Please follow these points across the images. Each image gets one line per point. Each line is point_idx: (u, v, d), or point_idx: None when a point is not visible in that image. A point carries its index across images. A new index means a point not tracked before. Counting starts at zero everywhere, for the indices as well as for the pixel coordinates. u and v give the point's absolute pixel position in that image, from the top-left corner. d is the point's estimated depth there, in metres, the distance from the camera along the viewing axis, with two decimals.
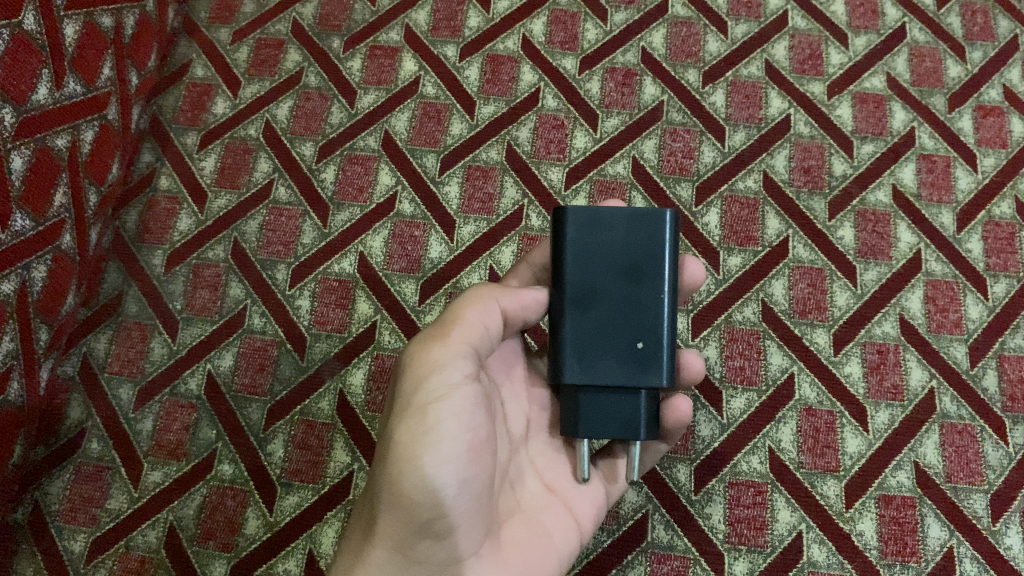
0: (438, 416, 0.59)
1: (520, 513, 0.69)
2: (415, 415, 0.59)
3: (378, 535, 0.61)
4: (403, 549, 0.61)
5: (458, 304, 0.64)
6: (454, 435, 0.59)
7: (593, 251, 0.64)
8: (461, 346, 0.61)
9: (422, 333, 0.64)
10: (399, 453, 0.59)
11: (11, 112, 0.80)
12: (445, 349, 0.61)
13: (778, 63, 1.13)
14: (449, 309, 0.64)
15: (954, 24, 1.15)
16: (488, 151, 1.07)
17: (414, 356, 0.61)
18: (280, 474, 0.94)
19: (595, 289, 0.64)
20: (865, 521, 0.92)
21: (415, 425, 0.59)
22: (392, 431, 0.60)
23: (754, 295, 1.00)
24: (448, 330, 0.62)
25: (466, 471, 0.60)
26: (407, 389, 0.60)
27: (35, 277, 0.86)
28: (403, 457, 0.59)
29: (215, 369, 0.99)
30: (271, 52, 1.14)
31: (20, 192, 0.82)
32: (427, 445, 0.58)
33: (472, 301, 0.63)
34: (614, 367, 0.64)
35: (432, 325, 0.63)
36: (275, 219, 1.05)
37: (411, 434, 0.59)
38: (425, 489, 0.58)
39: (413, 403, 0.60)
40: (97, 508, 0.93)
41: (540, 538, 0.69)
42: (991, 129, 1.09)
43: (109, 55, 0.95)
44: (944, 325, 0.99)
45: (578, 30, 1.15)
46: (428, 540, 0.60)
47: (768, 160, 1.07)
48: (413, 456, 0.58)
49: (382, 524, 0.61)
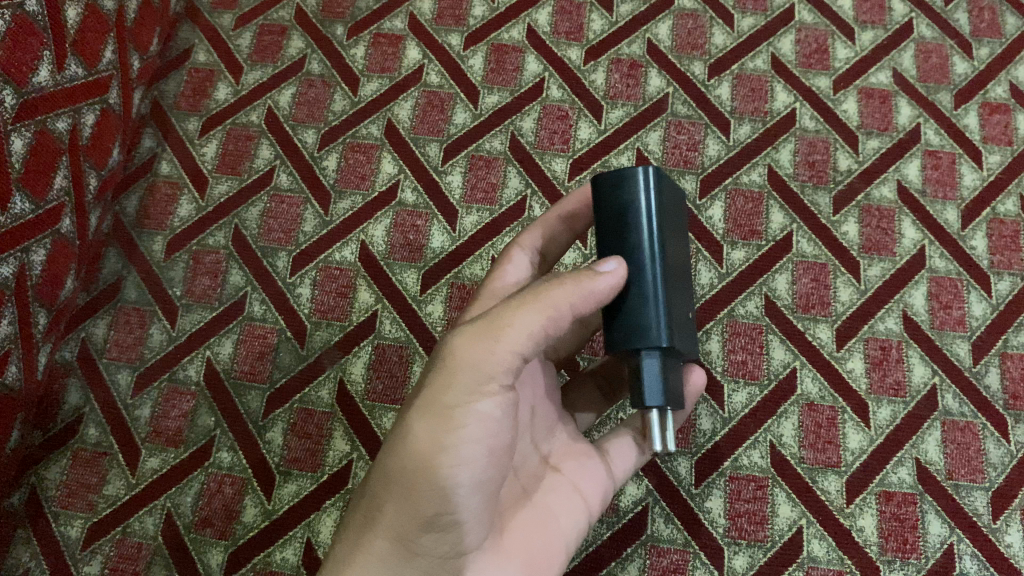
0: (465, 420, 0.58)
1: (525, 502, 0.69)
2: (442, 415, 0.58)
3: (382, 523, 0.60)
4: (406, 541, 0.59)
5: (516, 301, 0.57)
6: (477, 437, 0.58)
7: (669, 218, 0.61)
8: (507, 354, 0.57)
9: (464, 324, 0.59)
10: (419, 448, 0.58)
11: (11, 94, 0.79)
12: (490, 355, 0.57)
13: (784, 57, 1.12)
14: (503, 304, 0.57)
15: (961, 20, 1.14)
16: (492, 141, 1.07)
17: (453, 354, 0.58)
18: (279, 462, 0.94)
19: (671, 257, 0.61)
20: (865, 517, 0.91)
21: (439, 423, 0.58)
22: (414, 425, 0.58)
23: (757, 289, 1.00)
24: (497, 332, 0.56)
25: (483, 473, 0.59)
26: (437, 385, 0.58)
27: (34, 260, 0.85)
28: (422, 454, 0.58)
29: (214, 356, 0.98)
30: (274, 38, 1.13)
31: (19, 174, 0.81)
32: (451, 446, 0.58)
33: (534, 300, 0.56)
34: (685, 334, 0.61)
35: (479, 320, 0.58)
36: (276, 206, 1.04)
37: (435, 432, 0.58)
38: (440, 487, 0.58)
39: (441, 401, 0.58)
40: (94, 494, 0.93)
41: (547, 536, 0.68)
42: (996, 126, 1.08)
43: (111, 39, 0.95)
44: (947, 321, 0.99)
45: (584, 20, 1.14)
46: (433, 535, 0.59)
47: (773, 154, 1.06)
48: (433, 455, 0.58)
49: (386, 513, 0.59)
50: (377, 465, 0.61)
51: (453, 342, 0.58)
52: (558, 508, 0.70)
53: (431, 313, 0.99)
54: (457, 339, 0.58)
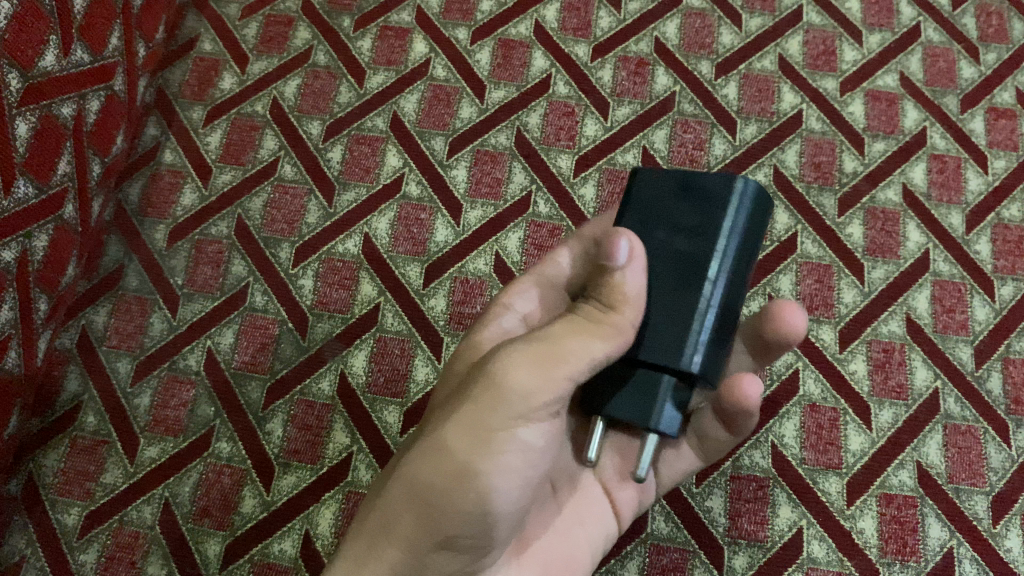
0: (505, 445, 0.57)
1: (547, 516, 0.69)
2: (484, 437, 0.57)
3: (395, 534, 0.57)
4: (421, 556, 0.58)
5: (579, 328, 0.58)
6: (513, 465, 0.58)
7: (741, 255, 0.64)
8: (560, 385, 0.57)
9: (518, 345, 0.59)
10: (451, 465, 0.57)
11: (17, 77, 0.79)
12: (543, 380, 0.56)
13: (791, 58, 1.12)
14: (563, 331, 0.58)
15: (968, 25, 1.14)
16: (497, 136, 1.06)
17: (510, 378, 0.57)
18: (278, 453, 0.93)
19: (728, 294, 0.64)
20: (866, 519, 0.91)
21: (478, 446, 0.57)
22: (453, 445, 0.57)
23: (761, 289, 1.00)
24: (556, 359, 0.56)
25: (513, 500, 0.59)
26: (483, 404, 0.57)
27: (36, 246, 0.85)
28: (455, 474, 0.57)
29: (215, 346, 0.98)
30: (280, 29, 1.13)
31: (23, 158, 0.81)
32: (486, 471, 0.57)
33: (598, 328, 0.57)
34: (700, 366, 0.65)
35: (537, 343, 0.58)
36: (280, 197, 1.04)
37: (473, 453, 0.57)
38: (468, 511, 0.57)
39: (485, 422, 0.57)
40: (92, 482, 0.92)
41: (564, 551, 0.69)
42: (1002, 131, 1.08)
43: (117, 25, 0.94)
44: (950, 326, 0.99)
45: (592, 17, 1.14)
46: (445, 554, 0.58)
47: (779, 155, 1.06)
48: (466, 476, 0.57)
49: (400, 523, 0.57)
50: (400, 472, 0.59)
51: (512, 367, 0.57)
52: (578, 527, 0.71)
53: (434, 307, 0.98)
54: (516, 361, 0.57)
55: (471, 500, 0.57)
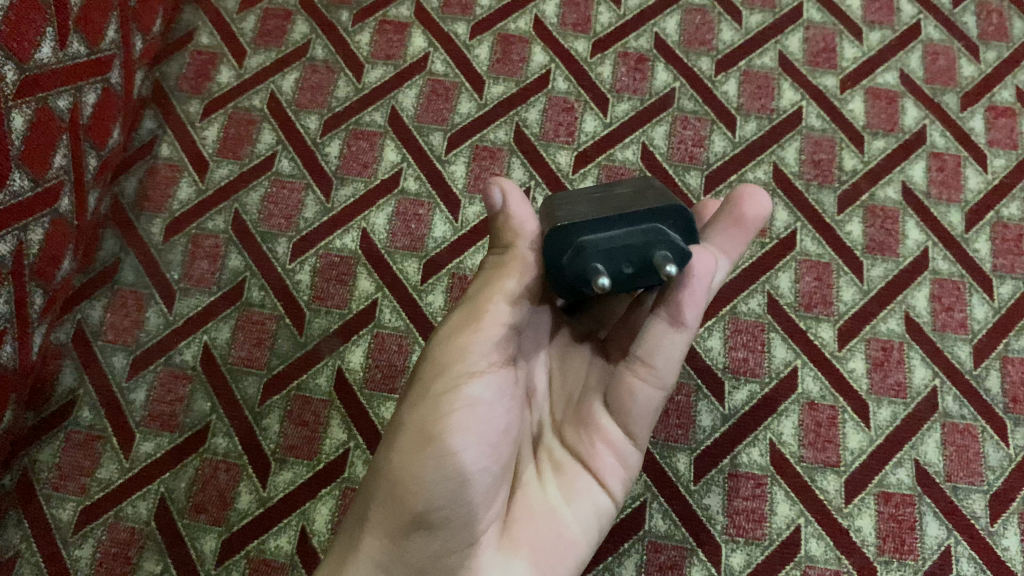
0: (457, 403, 0.57)
1: (533, 494, 0.65)
2: (432, 402, 0.57)
3: (371, 523, 0.57)
4: (398, 541, 0.57)
5: (489, 276, 0.60)
6: (470, 421, 0.57)
7: None
8: (489, 329, 0.58)
9: (448, 317, 0.62)
10: (407, 439, 0.57)
11: (13, 69, 0.78)
12: (467, 332, 0.58)
13: (791, 55, 1.11)
14: (477, 287, 0.60)
15: (969, 23, 1.13)
16: (496, 132, 1.06)
17: (443, 343, 0.59)
18: (275, 450, 0.93)
19: None
20: (864, 517, 0.91)
21: (430, 410, 0.57)
22: (410, 416, 0.58)
23: (760, 286, 0.99)
24: (479, 310, 0.59)
25: (478, 461, 0.57)
26: (430, 373, 0.59)
27: (32, 239, 0.84)
28: (410, 445, 0.57)
29: (212, 341, 0.97)
30: (278, 22, 1.12)
31: (20, 150, 0.80)
32: (442, 432, 0.56)
33: (506, 269, 0.59)
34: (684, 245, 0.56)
35: (461, 308, 0.60)
36: (277, 191, 1.03)
37: (428, 418, 0.57)
38: (433, 478, 0.56)
39: (430, 389, 0.58)
40: (87, 477, 0.92)
41: (555, 534, 0.64)
42: (1002, 130, 1.08)
43: (113, 18, 0.94)
44: (949, 324, 0.99)
45: (591, 13, 1.13)
46: (421, 536, 0.57)
47: (779, 152, 1.06)
48: (424, 442, 0.56)
49: (378, 513, 0.57)
50: (372, 464, 0.60)
51: (444, 334, 0.60)
52: (566, 509, 0.65)
53: (432, 303, 0.98)
54: (446, 329, 0.60)
55: (431, 466, 0.56)
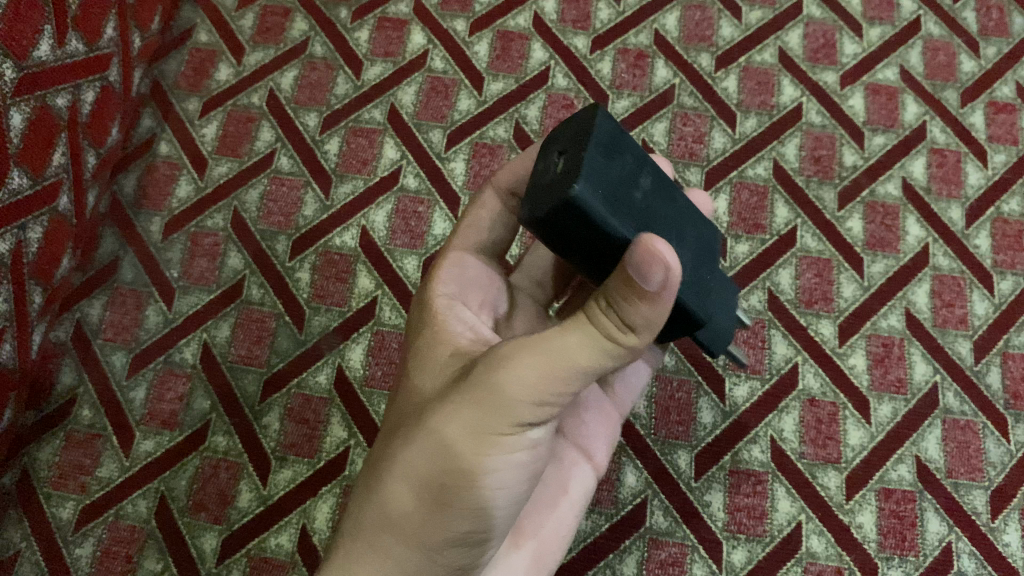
0: (518, 442, 0.54)
1: (539, 487, 0.69)
2: (492, 440, 0.53)
3: (403, 533, 0.56)
4: (429, 553, 0.56)
5: (584, 338, 0.51)
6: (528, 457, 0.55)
7: None
8: (569, 389, 0.52)
9: (515, 347, 0.53)
10: (457, 470, 0.54)
11: (12, 68, 0.78)
12: (544, 386, 0.51)
13: (791, 51, 1.11)
14: (568, 342, 0.51)
15: (969, 18, 1.13)
16: (496, 129, 1.06)
17: (513, 387, 0.51)
18: (275, 448, 0.93)
19: None
20: (865, 513, 0.91)
21: (489, 448, 0.53)
22: (462, 449, 0.53)
23: (760, 283, 0.99)
24: (566, 369, 0.51)
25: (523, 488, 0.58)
26: (492, 412, 0.52)
27: (31, 237, 0.84)
28: (464, 479, 0.54)
29: (211, 339, 0.97)
30: (277, 20, 1.12)
31: (19, 149, 0.80)
32: (500, 471, 0.54)
33: (615, 340, 0.50)
34: None
35: (540, 355, 0.51)
36: (276, 189, 1.03)
37: (486, 457, 0.53)
38: (480, 508, 0.55)
39: (491, 426, 0.53)
40: (87, 476, 0.92)
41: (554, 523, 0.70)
42: (1002, 125, 1.08)
43: (112, 16, 0.93)
44: (950, 320, 0.98)
45: (591, 9, 1.13)
46: (453, 551, 0.57)
47: (779, 148, 1.05)
48: (478, 479, 0.54)
49: (410, 525, 0.55)
50: (401, 473, 0.56)
51: (513, 375, 0.52)
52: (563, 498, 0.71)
53: None
54: (516, 365, 0.52)
55: (485, 498, 0.54)
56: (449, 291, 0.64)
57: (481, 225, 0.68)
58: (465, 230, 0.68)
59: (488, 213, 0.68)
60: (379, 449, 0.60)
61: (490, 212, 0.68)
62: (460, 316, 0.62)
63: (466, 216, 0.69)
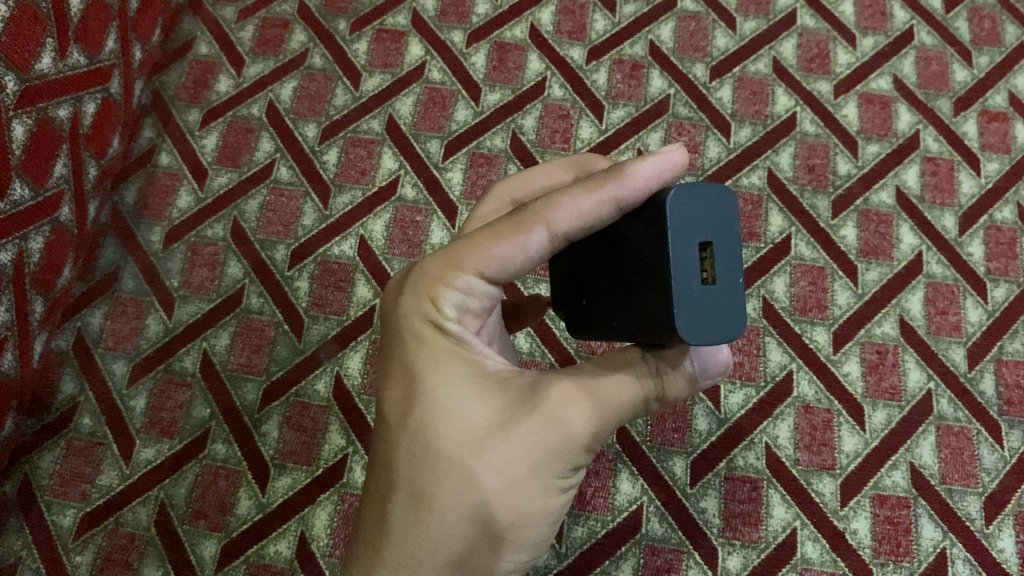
0: (567, 483, 0.55)
1: None
2: (549, 482, 0.54)
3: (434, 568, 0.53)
4: None
5: (638, 388, 0.54)
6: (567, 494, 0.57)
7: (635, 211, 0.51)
8: (614, 432, 0.55)
9: (571, 391, 0.53)
10: (513, 512, 0.53)
11: (14, 80, 0.79)
12: (600, 430, 0.54)
13: (785, 61, 1.12)
14: (625, 391, 0.54)
15: (962, 28, 1.14)
16: (493, 139, 1.07)
17: (577, 433, 0.53)
18: (273, 456, 0.93)
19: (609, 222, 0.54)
20: (859, 519, 0.92)
21: (538, 486, 0.53)
22: (512, 488, 0.53)
23: (754, 291, 1.00)
24: (618, 412, 0.54)
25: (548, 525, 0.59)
26: (545, 454, 0.52)
27: (33, 247, 0.85)
28: (520, 520, 0.54)
29: (211, 348, 0.98)
30: (276, 32, 1.13)
31: (20, 159, 0.81)
32: (552, 512, 0.55)
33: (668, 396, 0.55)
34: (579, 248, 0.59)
35: (596, 400, 0.53)
36: (275, 199, 1.04)
37: (535, 494, 0.53)
38: (517, 546, 0.55)
39: (549, 470, 0.53)
40: (87, 484, 0.93)
41: None
42: (995, 134, 1.09)
43: (113, 29, 0.95)
44: (943, 327, 0.99)
45: (587, 21, 1.14)
46: None
47: (773, 157, 1.06)
48: (525, 517, 0.54)
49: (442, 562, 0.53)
50: (449, 516, 0.53)
51: (578, 422, 0.53)
52: None
53: None
54: (577, 411, 0.53)
55: (534, 537, 0.55)
56: (455, 315, 0.56)
57: (512, 266, 0.52)
58: (485, 257, 0.53)
59: (520, 249, 0.52)
60: (407, 486, 0.54)
61: (529, 255, 0.52)
62: (480, 345, 0.56)
63: (490, 243, 0.53)
